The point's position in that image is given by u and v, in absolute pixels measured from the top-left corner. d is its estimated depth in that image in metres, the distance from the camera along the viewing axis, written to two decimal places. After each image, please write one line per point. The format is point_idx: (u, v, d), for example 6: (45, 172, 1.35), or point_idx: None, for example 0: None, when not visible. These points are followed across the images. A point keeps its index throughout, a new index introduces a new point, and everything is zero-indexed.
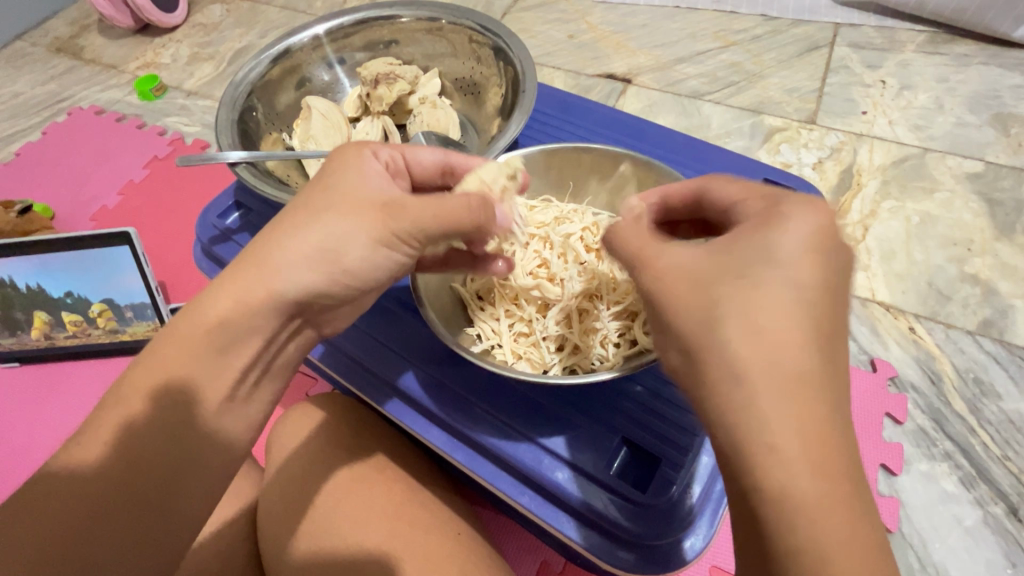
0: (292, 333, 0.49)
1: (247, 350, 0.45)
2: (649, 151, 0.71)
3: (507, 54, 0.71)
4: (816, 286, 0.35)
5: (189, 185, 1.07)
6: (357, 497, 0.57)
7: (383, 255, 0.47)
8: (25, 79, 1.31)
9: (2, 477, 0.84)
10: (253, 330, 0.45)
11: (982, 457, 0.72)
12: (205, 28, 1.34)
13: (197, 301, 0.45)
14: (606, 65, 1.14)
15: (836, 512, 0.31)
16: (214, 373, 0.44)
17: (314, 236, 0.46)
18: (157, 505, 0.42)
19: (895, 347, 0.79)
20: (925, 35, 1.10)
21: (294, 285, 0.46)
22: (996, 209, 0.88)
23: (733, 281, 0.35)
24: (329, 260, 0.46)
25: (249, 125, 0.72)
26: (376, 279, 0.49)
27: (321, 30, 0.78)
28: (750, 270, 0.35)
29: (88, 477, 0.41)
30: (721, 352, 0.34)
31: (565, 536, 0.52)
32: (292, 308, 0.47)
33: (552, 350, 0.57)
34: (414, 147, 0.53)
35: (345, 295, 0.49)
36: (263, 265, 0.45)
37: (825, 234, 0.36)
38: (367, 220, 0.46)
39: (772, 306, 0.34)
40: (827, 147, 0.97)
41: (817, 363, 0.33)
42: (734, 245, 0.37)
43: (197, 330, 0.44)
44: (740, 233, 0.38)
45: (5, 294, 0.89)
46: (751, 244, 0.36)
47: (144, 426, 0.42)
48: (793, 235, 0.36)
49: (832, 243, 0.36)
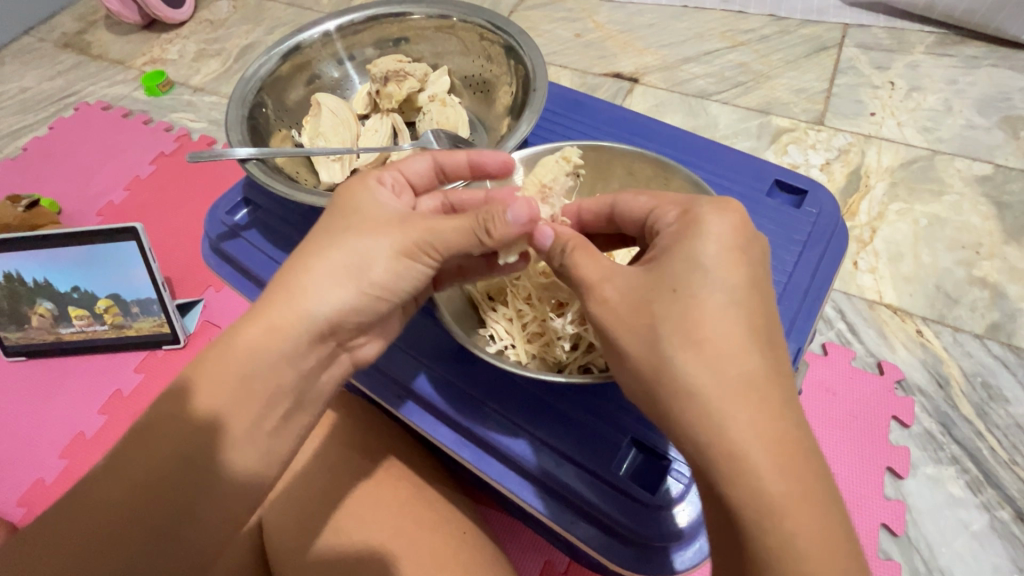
0: (326, 358, 0.49)
1: (271, 377, 0.46)
2: (656, 150, 0.71)
3: (518, 53, 0.71)
4: (743, 285, 0.36)
5: (195, 181, 1.07)
6: (363, 494, 0.57)
7: (405, 267, 0.47)
8: (33, 74, 1.32)
9: (9, 471, 0.85)
10: (285, 358, 0.46)
11: (990, 462, 0.71)
12: (211, 25, 1.34)
13: (228, 330, 0.46)
14: (613, 64, 1.13)
15: (819, 508, 0.32)
16: (235, 390, 0.44)
17: (338, 255, 0.46)
18: (176, 523, 0.42)
19: (902, 350, 0.79)
20: (934, 36, 1.09)
21: (325, 305, 0.46)
22: (1004, 211, 0.88)
23: (666, 295, 0.36)
24: (356, 275, 0.47)
25: (259, 121, 0.72)
26: (401, 292, 0.49)
27: (332, 26, 0.78)
28: (680, 283, 0.36)
29: (113, 494, 0.42)
30: (687, 354, 0.34)
31: (568, 534, 0.52)
32: (323, 329, 0.47)
33: (567, 347, 0.56)
34: (405, 159, 0.54)
35: (376, 309, 0.49)
36: (291, 288, 0.46)
37: (730, 231, 0.37)
38: (389, 237, 0.46)
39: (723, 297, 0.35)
40: (835, 148, 0.97)
41: None
42: (663, 257, 0.38)
43: (225, 358, 0.44)
44: (665, 243, 0.39)
45: (10, 288, 0.89)
46: (678, 255, 0.37)
47: (161, 433, 0.43)
48: (713, 243, 0.37)
49: (738, 239, 0.37)
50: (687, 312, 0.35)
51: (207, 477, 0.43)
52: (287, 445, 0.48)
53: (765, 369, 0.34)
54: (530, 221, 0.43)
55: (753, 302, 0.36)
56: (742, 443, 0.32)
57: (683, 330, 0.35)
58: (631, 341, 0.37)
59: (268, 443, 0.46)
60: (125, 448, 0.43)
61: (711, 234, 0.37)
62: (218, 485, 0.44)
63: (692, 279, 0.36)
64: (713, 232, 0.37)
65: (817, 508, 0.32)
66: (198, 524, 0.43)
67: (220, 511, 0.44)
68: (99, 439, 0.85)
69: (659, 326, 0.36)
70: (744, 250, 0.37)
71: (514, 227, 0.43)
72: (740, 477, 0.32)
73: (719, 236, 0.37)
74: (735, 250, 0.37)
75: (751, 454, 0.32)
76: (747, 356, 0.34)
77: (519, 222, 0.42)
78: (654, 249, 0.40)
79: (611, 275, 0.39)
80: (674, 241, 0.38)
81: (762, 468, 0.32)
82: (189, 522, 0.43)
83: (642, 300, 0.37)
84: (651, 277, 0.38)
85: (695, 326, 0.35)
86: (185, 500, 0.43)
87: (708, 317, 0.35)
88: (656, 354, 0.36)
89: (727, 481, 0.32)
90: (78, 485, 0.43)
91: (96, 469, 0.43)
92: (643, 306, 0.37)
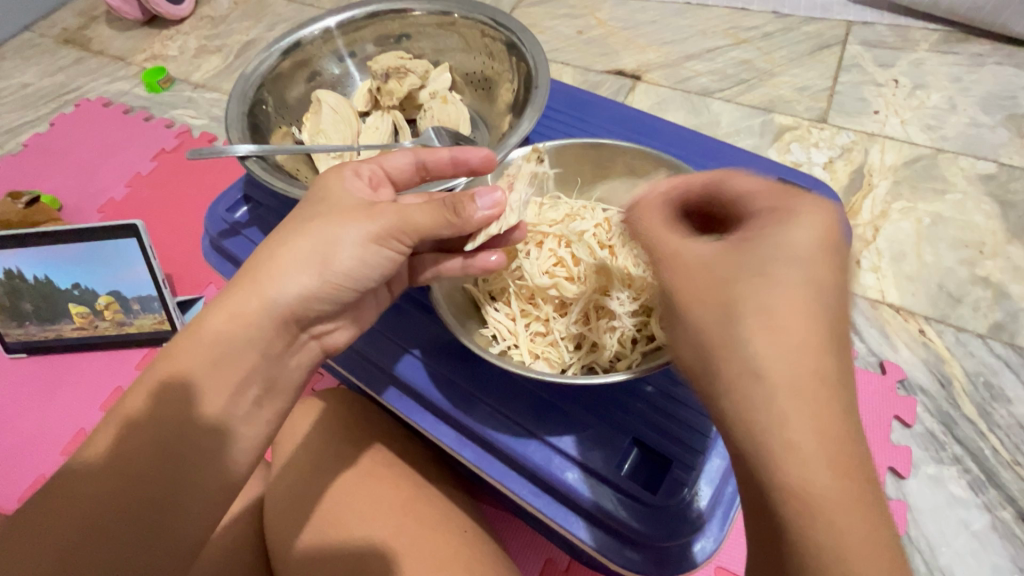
0: (293, 345, 0.50)
1: (243, 363, 0.46)
2: (658, 148, 0.70)
3: (519, 50, 0.70)
4: (834, 288, 0.32)
5: (195, 178, 1.07)
6: (363, 492, 0.56)
7: (373, 253, 0.48)
8: (34, 70, 1.31)
9: (10, 468, 0.84)
10: (250, 343, 0.47)
11: (992, 462, 0.71)
12: (212, 21, 1.34)
13: (194, 320, 0.47)
14: (615, 61, 1.13)
15: (838, 503, 0.30)
16: (215, 378, 0.45)
17: (303, 242, 0.47)
18: (163, 517, 0.42)
19: (905, 349, 0.79)
20: (938, 34, 1.09)
21: (289, 292, 0.47)
22: (1008, 210, 0.87)
23: (747, 279, 0.33)
24: (320, 262, 0.47)
25: (259, 118, 0.72)
26: (369, 279, 0.49)
27: (332, 23, 0.77)
28: (762, 270, 0.33)
29: (105, 492, 0.41)
30: (761, 338, 0.31)
31: (571, 534, 0.52)
32: (285, 316, 0.48)
33: (570, 347, 0.57)
34: (387, 154, 0.53)
35: (341, 297, 0.50)
36: (257, 277, 0.47)
37: (828, 232, 0.34)
38: (355, 223, 0.47)
39: (785, 303, 0.31)
40: (838, 146, 0.97)
41: (820, 364, 0.30)
42: (748, 240, 0.34)
43: (196, 344, 0.45)
44: (753, 227, 0.35)
45: (11, 285, 0.89)
46: (764, 242, 0.34)
47: (153, 430, 0.43)
48: (807, 236, 0.33)
49: (833, 242, 0.34)
50: (765, 296, 0.32)
51: (204, 470, 0.44)
52: None
53: (821, 369, 0.30)
54: (495, 208, 0.47)
55: None
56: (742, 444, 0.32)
57: (762, 312, 0.31)
58: (704, 311, 0.33)
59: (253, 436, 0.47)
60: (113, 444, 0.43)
61: (806, 228, 0.34)
62: (213, 479, 0.45)
63: (777, 268, 0.33)
64: (810, 228, 0.34)
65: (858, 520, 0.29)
66: (195, 519, 0.44)
67: (213, 505, 0.45)
68: None
69: (737, 301, 0.32)
70: (837, 256, 0.33)
71: (482, 213, 0.46)
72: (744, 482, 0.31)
73: (812, 233, 0.33)
74: (828, 253, 0.33)
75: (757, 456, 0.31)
76: (805, 357, 0.30)
77: (484, 211, 0.46)
78: (741, 232, 0.36)
79: None
80: (761, 227, 0.35)
81: None
82: (187, 517, 0.43)
83: (719, 279, 0.34)
84: (731, 258, 0.34)
85: (766, 311, 0.31)
86: (182, 494, 0.43)
87: (790, 306, 0.31)
88: (729, 331, 0.32)
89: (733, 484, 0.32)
90: (66, 482, 0.41)
91: (85, 466, 0.42)
92: (719, 285, 0.34)
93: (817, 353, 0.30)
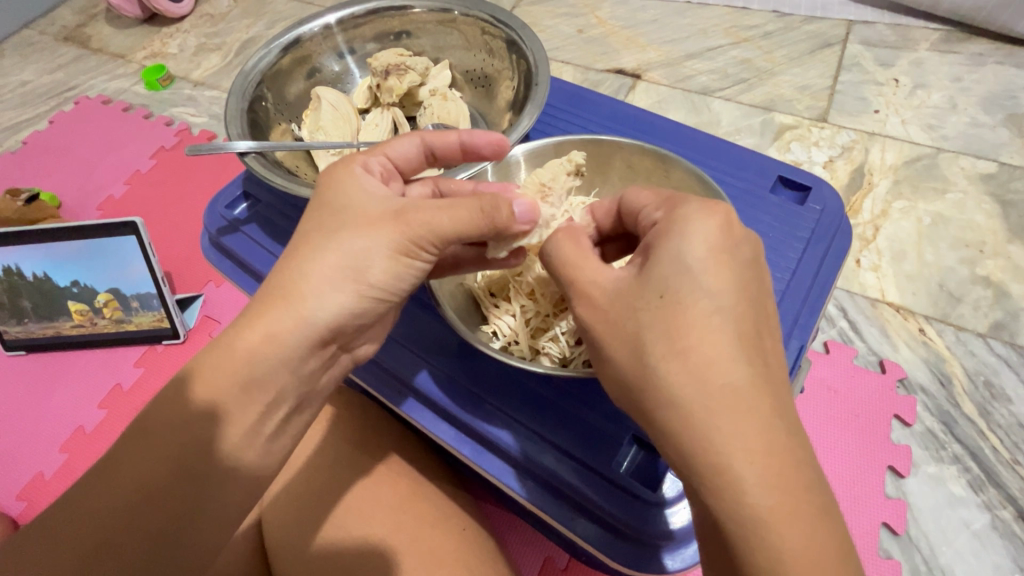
0: (326, 360, 0.49)
1: (272, 389, 0.46)
2: (657, 144, 0.70)
3: (519, 47, 0.70)
4: (729, 290, 0.35)
5: (196, 176, 1.07)
6: (363, 490, 0.56)
7: (404, 265, 0.46)
8: (33, 67, 1.31)
9: (9, 465, 0.84)
10: (285, 362, 0.46)
11: (991, 461, 0.71)
12: (212, 18, 1.33)
13: (223, 337, 0.45)
14: (615, 60, 1.13)
15: None
16: (244, 406, 0.44)
17: (333, 256, 0.45)
18: (180, 530, 0.42)
19: (904, 348, 0.79)
20: (939, 33, 1.08)
21: (324, 310, 0.46)
22: (1009, 210, 0.87)
23: (653, 302, 0.35)
24: (354, 278, 0.46)
25: (258, 114, 0.72)
26: (400, 290, 0.48)
27: (332, 19, 0.77)
28: (667, 288, 0.35)
29: (107, 498, 0.42)
30: (672, 365, 0.34)
31: (566, 529, 0.52)
32: (323, 335, 0.46)
33: (571, 342, 0.55)
34: (392, 142, 0.52)
35: (376, 309, 0.49)
36: (287, 297, 0.45)
37: (718, 232, 0.36)
38: (382, 234, 0.45)
39: (705, 313, 0.34)
40: (838, 146, 0.96)
41: (735, 376, 0.33)
42: (649, 259, 0.37)
43: (224, 364, 0.44)
44: (652, 240, 0.38)
45: (10, 282, 0.89)
46: (663, 257, 0.36)
47: (159, 439, 0.43)
48: (702, 243, 0.36)
49: (727, 242, 0.36)
50: (669, 318, 0.35)
51: (212, 478, 0.43)
52: (286, 446, 0.48)
53: (736, 381, 0.33)
54: (532, 219, 0.46)
55: (743, 309, 0.35)
56: (736, 442, 0.32)
57: (669, 339, 0.34)
58: (617, 347, 0.37)
59: (265, 443, 0.47)
60: (127, 446, 0.43)
61: (699, 232, 0.36)
62: (221, 485, 0.44)
63: (680, 284, 0.35)
64: (699, 233, 0.36)
65: (813, 518, 0.31)
66: (203, 526, 0.43)
67: (223, 518, 0.44)
68: (98, 433, 0.85)
69: (644, 332, 0.35)
70: (732, 253, 0.36)
71: (520, 223, 0.45)
72: (730, 477, 0.32)
73: (703, 237, 0.36)
74: (722, 253, 0.36)
75: (741, 455, 0.32)
76: (733, 366, 0.33)
77: (524, 223, 0.45)
78: (640, 251, 0.39)
79: (605, 278, 0.39)
80: (657, 240, 0.37)
81: (758, 473, 0.31)
82: (195, 524, 0.43)
83: (631, 304, 0.36)
84: (640, 280, 0.37)
85: (679, 333, 0.34)
86: (190, 500, 0.43)
87: (693, 326, 0.34)
88: (643, 367, 0.35)
89: (718, 480, 0.32)
90: (75, 488, 0.43)
91: (92, 470, 0.43)
92: (633, 312, 0.36)
93: (731, 364, 0.33)
